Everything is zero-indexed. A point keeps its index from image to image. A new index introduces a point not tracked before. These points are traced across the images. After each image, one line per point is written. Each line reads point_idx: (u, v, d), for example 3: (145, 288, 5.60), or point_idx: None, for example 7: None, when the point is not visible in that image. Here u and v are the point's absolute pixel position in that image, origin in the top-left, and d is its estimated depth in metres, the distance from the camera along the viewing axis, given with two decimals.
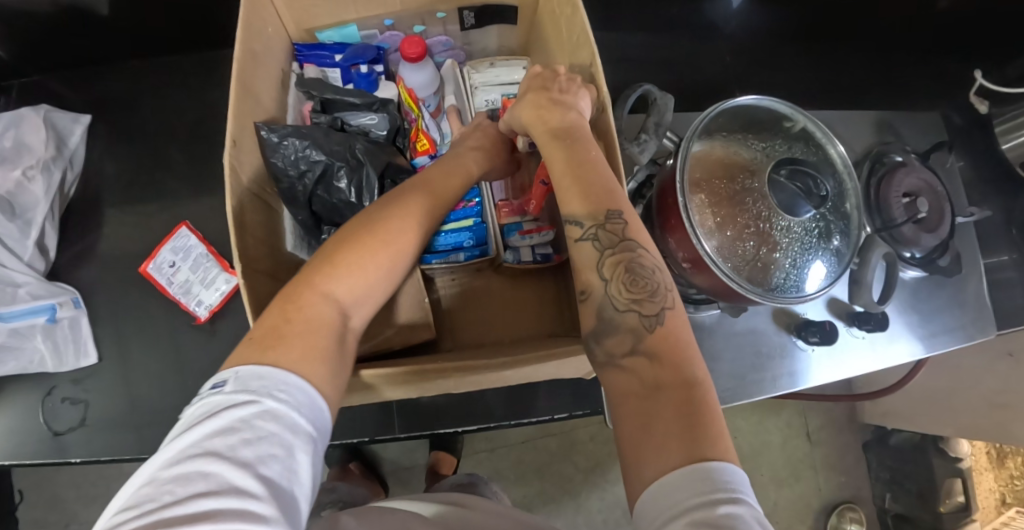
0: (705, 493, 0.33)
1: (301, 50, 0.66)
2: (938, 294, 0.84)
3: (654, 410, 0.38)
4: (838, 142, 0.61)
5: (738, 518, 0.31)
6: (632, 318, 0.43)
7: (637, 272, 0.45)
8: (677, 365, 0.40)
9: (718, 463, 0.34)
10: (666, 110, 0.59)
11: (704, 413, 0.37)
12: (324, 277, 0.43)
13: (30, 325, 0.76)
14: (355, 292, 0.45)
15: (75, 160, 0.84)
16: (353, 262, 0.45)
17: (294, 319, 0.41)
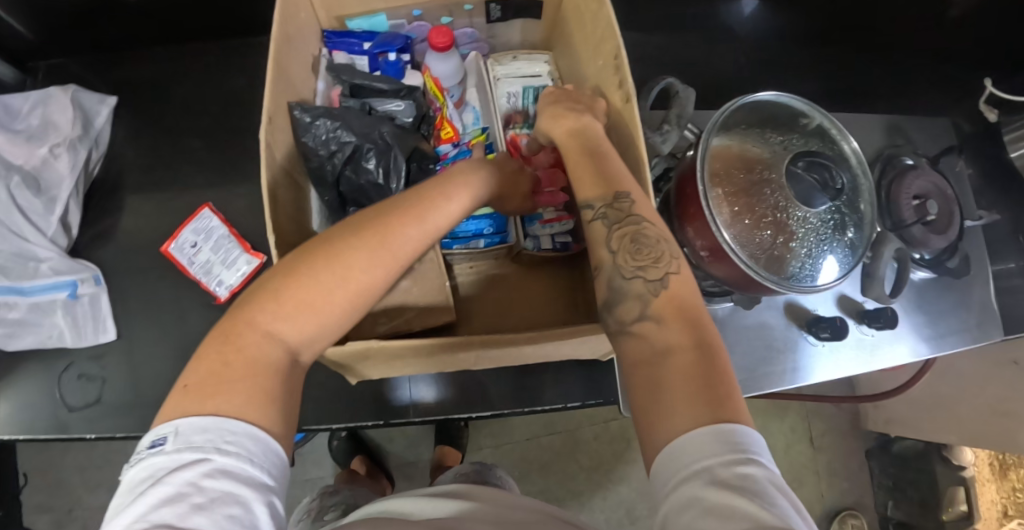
0: (722, 453, 0.33)
1: (331, 37, 0.68)
2: (946, 295, 0.85)
3: (665, 370, 0.38)
4: (851, 138, 0.62)
5: (756, 477, 0.33)
6: (639, 284, 0.44)
7: (642, 243, 0.46)
8: (687, 329, 0.41)
9: (733, 425, 0.35)
10: (688, 101, 0.61)
11: (714, 373, 0.38)
12: (265, 312, 0.39)
13: (51, 300, 0.77)
14: (304, 330, 0.40)
15: (100, 141, 0.86)
16: (306, 296, 0.39)
17: (231, 362, 0.37)
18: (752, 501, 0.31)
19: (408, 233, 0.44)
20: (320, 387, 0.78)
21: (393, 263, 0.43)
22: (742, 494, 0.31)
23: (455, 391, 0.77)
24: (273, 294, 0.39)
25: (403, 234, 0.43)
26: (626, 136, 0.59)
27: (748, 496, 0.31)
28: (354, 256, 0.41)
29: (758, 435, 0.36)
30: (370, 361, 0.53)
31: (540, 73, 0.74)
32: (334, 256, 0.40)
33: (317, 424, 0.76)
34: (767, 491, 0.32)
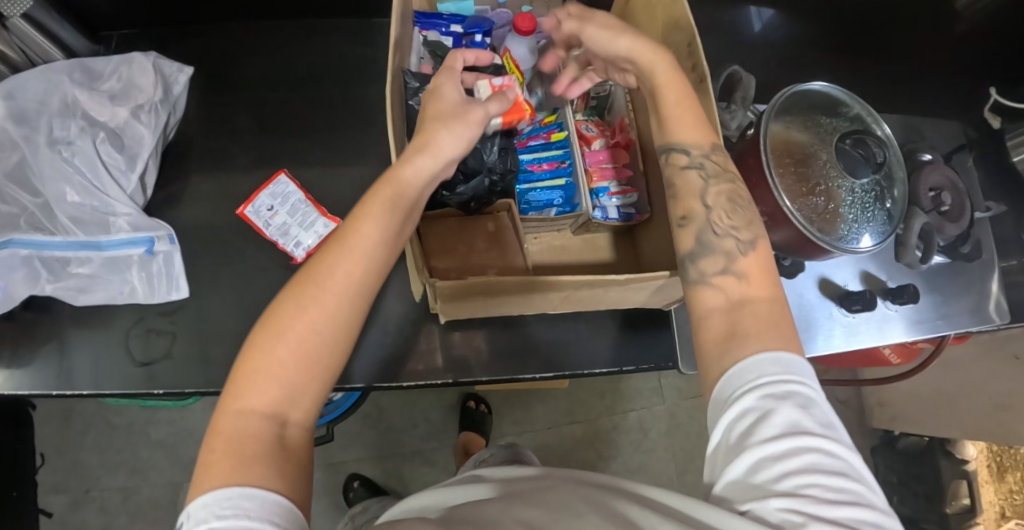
0: (779, 374, 0.42)
1: (421, 18, 0.75)
2: (958, 279, 0.93)
3: (745, 311, 0.46)
4: (886, 124, 0.69)
5: (806, 392, 0.41)
6: (729, 242, 0.52)
7: (735, 203, 0.54)
8: (768, 283, 0.49)
9: (788, 353, 0.43)
10: (750, 87, 0.71)
11: (784, 316, 0.46)
12: (237, 392, 0.42)
13: (127, 256, 0.80)
14: (274, 392, 0.42)
15: (177, 108, 0.90)
16: (260, 363, 0.43)
17: (217, 448, 0.40)
18: (803, 414, 0.40)
19: (335, 266, 0.46)
20: (383, 347, 0.81)
21: (325, 300, 0.45)
22: (795, 406, 0.40)
23: (513, 353, 0.82)
24: (235, 375, 0.43)
25: (326, 274, 0.45)
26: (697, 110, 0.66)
27: (798, 409, 0.40)
28: (284, 310, 0.44)
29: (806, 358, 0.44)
30: (473, 297, 0.58)
31: None
32: (270, 320, 0.44)
33: (383, 382, 0.79)
34: (814, 403, 0.41)
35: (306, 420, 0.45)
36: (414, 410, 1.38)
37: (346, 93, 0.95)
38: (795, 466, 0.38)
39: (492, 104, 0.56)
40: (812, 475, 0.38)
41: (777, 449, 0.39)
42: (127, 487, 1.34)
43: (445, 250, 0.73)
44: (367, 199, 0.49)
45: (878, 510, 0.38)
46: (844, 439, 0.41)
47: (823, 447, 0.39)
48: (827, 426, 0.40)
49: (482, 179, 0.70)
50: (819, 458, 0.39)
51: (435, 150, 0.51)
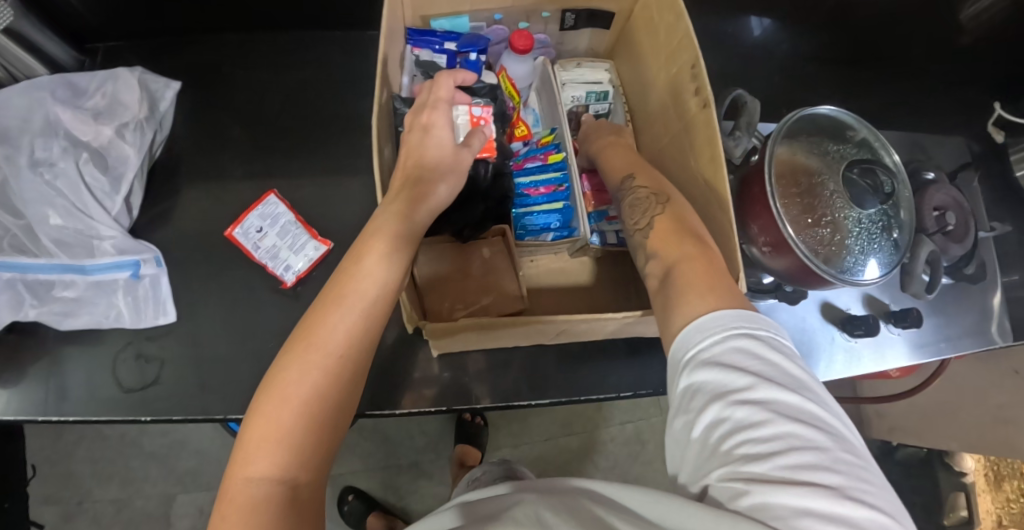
0: (704, 343, 0.44)
1: (413, 35, 0.71)
2: (960, 300, 0.92)
3: (674, 277, 0.50)
4: (894, 151, 0.67)
5: (733, 350, 0.43)
6: (637, 236, 0.58)
7: (636, 201, 0.60)
8: (679, 248, 0.53)
9: (709, 316, 0.45)
10: (755, 112, 0.66)
11: (718, 279, 0.49)
12: (241, 462, 0.42)
13: (113, 280, 0.79)
14: (278, 456, 0.42)
15: (164, 125, 0.87)
16: (266, 428, 0.43)
17: (227, 517, 0.40)
18: (728, 373, 0.41)
19: (333, 328, 0.45)
20: (376, 372, 0.79)
21: (325, 362, 0.44)
22: (720, 369, 0.42)
23: (507, 379, 0.81)
24: (241, 444, 0.43)
25: (323, 331, 0.45)
26: (699, 136, 0.63)
27: (724, 369, 0.42)
28: (286, 378, 0.44)
29: (736, 311, 0.45)
30: (465, 336, 0.55)
31: (602, 79, 0.80)
32: (273, 386, 0.44)
33: (376, 409, 0.77)
34: (743, 358, 0.42)
35: (317, 484, 0.44)
36: (409, 422, 1.37)
37: (337, 108, 0.92)
38: (727, 428, 0.40)
39: (473, 142, 0.58)
40: (742, 432, 0.39)
41: (706, 417, 0.41)
42: (119, 500, 1.32)
43: (437, 277, 0.69)
44: (356, 255, 0.48)
45: (821, 450, 0.38)
46: (782, 384, 0.41)
47: (753, 398, 0.40)
48: (757, 376, 0.41)
49: (479, 206, 0.68)
50: (748, 412, 0.39)
51: (413, 202, 0.51)
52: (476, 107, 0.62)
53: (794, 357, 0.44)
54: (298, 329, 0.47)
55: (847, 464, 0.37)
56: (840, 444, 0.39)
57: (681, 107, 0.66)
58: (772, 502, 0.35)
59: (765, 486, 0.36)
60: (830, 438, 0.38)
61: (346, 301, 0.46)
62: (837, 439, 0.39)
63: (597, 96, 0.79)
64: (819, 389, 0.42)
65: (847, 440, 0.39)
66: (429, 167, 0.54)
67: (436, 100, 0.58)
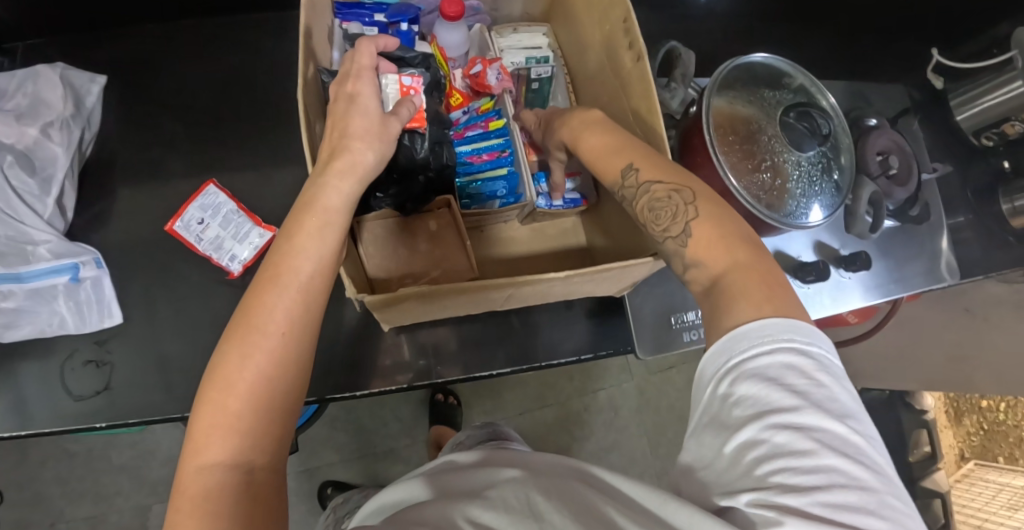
0: (747, 349, 0.40)
1: (341, 8, 0.70)
2: (908, 241, 0.94)
3: (716, 295, 0.45)
4: (830, 95, 0.68)
5: (781, 364, 0.39)
6: (670, 243, 0.50)
7: (656, 205, 0.51)
8: (727, 251, 0.46)
9: (759, 322, 0.40)
10: (690, 63, 0.68)
11: (760, 274, 0.44)
12: (192, 451, 0.41)
13: (50, 286, 0.75)
14: (231, 441, 0.41)
15: (92, 121, 0.84)
16: (212, 419, 0.41)
17: (182, 509, 0.39)
18: (768, 389, 0.38)
19: (270, 308, 0.44)
20: (336, 357, 0.78)
21: (269, 343, 0.43)
22: (763, 383, 0.38)
23: (471, 351, 0.81)
24: (190, 437, 0.41)
25: (264, 312, 0.44)
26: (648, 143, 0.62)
27: (768, 385, 0.38)
28: (228, 363, 0.42)
29: (791, 320, 0.40)
30: (409, 304, 0.55)
31: (540, 43, 0.80)
32: (215, 373, 0.42)
33: (338, 392, 0.76)
34: (790, 373, 0.38)
35: (274, 463, 0.43)
36: (383, 409, 1.37)
37: (275, 92, 0.89)
38: (763, 450, 0.36)
39: (402, 111, 0.56)
40: (782, 459, 0.35)
41: (743, 432, 0.37)
42: (93, 516, 1.29)
43: (384, 255, 0.69)
44: (289, 232, 0.47)
45: (867, 492, 0.34)
46: (832, 411, 0.37)
47: (798, 423, 0.36)
48: (804, 396, 0.37)
49: (417, 177, 0.65)
50: (791, 436, 0.36)
51: (347, 171, 0.50)
52: (404, 76, 0.61)
53: (847, 381, 0.40)
54: (239, 308, 0.45)
55: (894, 515, 0.34)
56: (885, 486, 0.35)
57: (617, 63, 0.66)
58: None
59: (801, 520, 0.32)
60: (878, 479, 0.35)
61: (282, 281, 0.45)
62: (883, 481, 0.35)
63: (537, 60, 0.78)
64: (866, 419, 0.39)
65: (891, 478, 0.36)
66: (366, 136, 0.51)
67: (359, 68, 0.55)
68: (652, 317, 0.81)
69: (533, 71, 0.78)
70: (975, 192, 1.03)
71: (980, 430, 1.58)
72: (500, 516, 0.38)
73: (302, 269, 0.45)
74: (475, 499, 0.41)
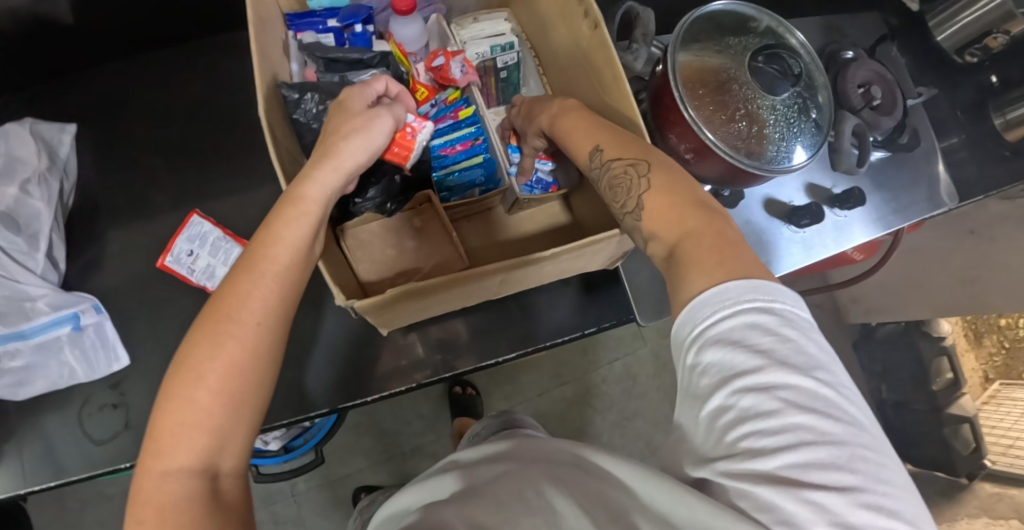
0: (708, 317, 0.39)
1: (294, 20, 0.69)
2: (903, 171, 0.94)
3: (678, 258, 0.45)
4: (797, 32, 0.67)
5: (743, 324, 0.38)
6: (629, 221, 0.51)
7: (616, 183, 0.51)
8: (678, 221, 0.46)
9: (716, 287, 0.40)
10: (650, 21, 0.66)
11: (727, 240, 0.44)
12: (154, 455, 0.39)
13: (55, 338, 0.76)
14: (195, 446, 0.39)
15: (69, 171, 0.84)
16: (178, 415, 0.40)
17: (145, 518, 0.37)
18: (732, 354, 0.37)
19: (246, 299, 0.43)
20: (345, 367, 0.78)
21: (246, 335, 0.42)
22: (727, 346, 0.38)
23: (478, 341, 0.81)
24: (152, 434, 0.40)
25: (240, 300, 0.43)
26: (618, 112, 0.61)
27: (730, 349, 0.37)
28: (196, 355, 0.41)
29: (745, 280, 0.40)
30: (400, 303, 0.55)
31: (503, 30, 0.78)
32: (183, 370, 0.41)
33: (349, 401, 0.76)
34: (753, 332, 0.37)
35: (237, 471, 0.42)
36: (404, 409, 1.38)
37: (245, 110, 0.89)
38: (732, 415, 0.36)
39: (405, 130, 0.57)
40: (748, 423, 0.35)
41: (709, 402, 0.37)
42: None
43: (374, 258, 0.70)
44: (271, 223, 0.46)
45: (836, 444, 0.33)
46: (799, 365, 0.36)
47: (764, 382, 0.35)
48: (769, 356, 0.36)
49: (391, 176, 0.66)
50: (757, 399, 0.35)
51: (337, 165, 0.50)
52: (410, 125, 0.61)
53: (816, 330, 0.39)
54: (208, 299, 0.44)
55: (868, 464, 0.33)
56: (857, 433, 0.34)
57: (575, 33, 0.66)
58: (777, 505, 0.32)
59: (769, 485, 0.33)
60: (850, 428, 0.34)
61: (258, 270, 0.44)
62: (855, 430, 0.34)
63: (503, 48, 0.76)
64: (839, 365, 0.37)
65: (867, 428, 0.35)
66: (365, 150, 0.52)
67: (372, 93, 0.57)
68: (647, 284, 0.82)
69: (499, 60, 0.77)
70: (965, 110, 1.02)
71: (1002, 350, 1.58)
72: (493, 509, 0.36)
73: (279, 264, 0.45)
74: (472, 496, 0.39)
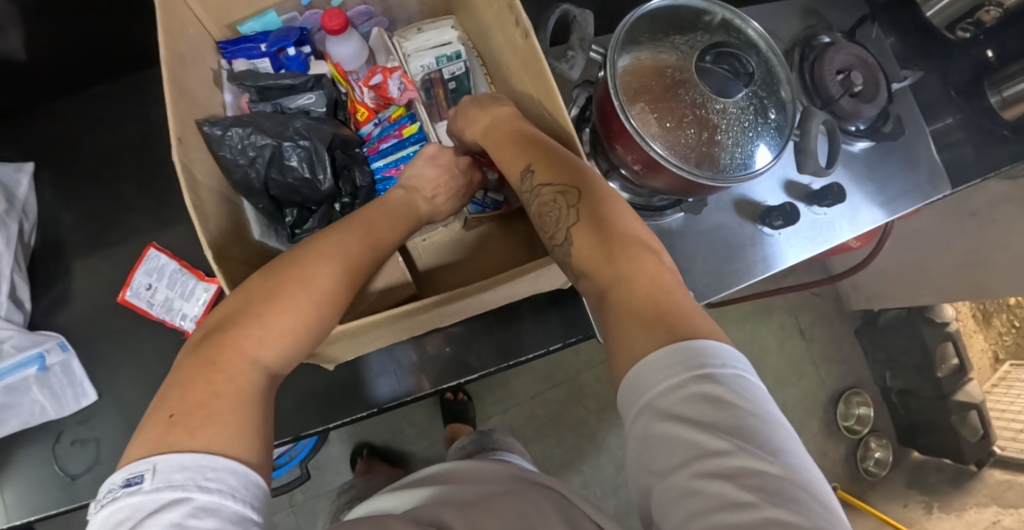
0: (658, 385, 0.38)
1: (228, 47, 0.69)
2: (892, 160, 0.90)
3: (610, 306, 0.44)
4: (753, 21, 0.62)
5: (699, 397, 0.37)
6: (559, 251, 0.50)
7: (544, 212, 0.50)
8: (610, 264, 0.45)
9: (672, 347, 0.38)
10: (587, 24, 0.62)
11: (659, 291, 0.42)
12: (249, 337, 0.43)
13: (22, 379, 0.75)
14: (283, 354, 0.45)
15: (28, 209, 0.84)
16: (293, 325, 0.45)
17: (223, 389, 0.40)
18: (692, 431, 0.36)
19: (359, 258, 0.53)
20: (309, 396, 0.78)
21: (357, 283, 0.52)
22: (683, 423, 0.36)
23: (443, 362, 0.81)
24: (255, 319, 0.44)
25: (355, 255, 0.53)
26: (554, 127, 0.58)
27: (687, 425, 0.36)
28: (325, 285, 0.49)
29: (691, 342, 0.38)
30: (338, 342, 0.54)
31: (450, 38, 0.74)
32: (310, 281, 0.48)
33: (310, 429, 0.78)
34: (711, 405, 0.36)
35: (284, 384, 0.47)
36: (396, 418, 1.38)
37: None
38: (700, 503, 0.34)
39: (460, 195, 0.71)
40: (719, 512, 0.33)
41: (674, 485, 0.36)
42: None
43: None
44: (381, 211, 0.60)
45: None
46: (762, 448, 0.35)
47: (729, 467, 0.35)
48: (730, 435, 0.36)
49: (327, 207, 0.69)
50: (725, 485, 0.34)
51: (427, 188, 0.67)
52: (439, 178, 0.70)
53: (770, 404, 0.38)
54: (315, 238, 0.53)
55: None
56: (832, 526, 0.33)
57: (511, 41, 0.62)
58: None
59: None
60: (823, 514, 0.33)
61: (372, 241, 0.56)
62: (829, 519, 0.33)
63: (449, 58, 0.73)
64: (799, 446, 0.37)
65: (838, 516, 0.34)
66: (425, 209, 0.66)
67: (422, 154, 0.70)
68: None
69: (446, 71, 0.74)
70: (959, 89, 0.96)
71: (1011, 329, 1.52)
72: (496, 517, 0.43)
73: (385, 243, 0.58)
74: (464, 507, 0.45)
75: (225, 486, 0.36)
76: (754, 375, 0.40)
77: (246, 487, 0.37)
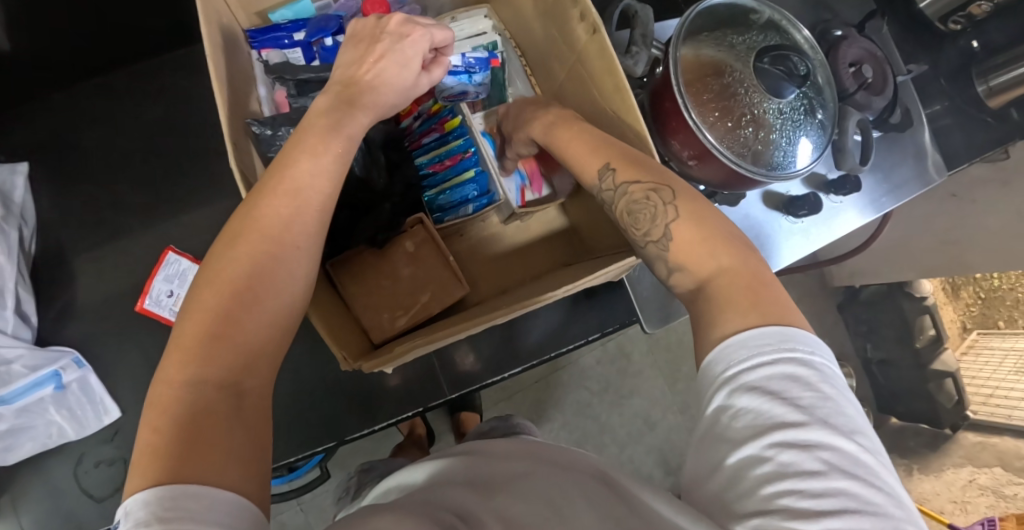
0: (742, 362, 0.39)
1: (258, 36, 0.67)
2: (893, 150, 0.96)
3: (708, 295, 0.45)
4: (802, 26, 0.63)
5: (783, 375, 0.37)
6: (651, 247, 0.50)
7: (635, 207, 0.50)
8: (709, 256, 0.46)
9: (772, 327, 0.39)
10: (649, 20, 0.62)
11: (757, 284, 0.43)
12: (177, 361, 0.38)
13: (37, 400, 0.72)
14: (223, 363, 0.39)
15: (26, 215, 0.78)
16: (213, 326, 0.39)
17: (162, 427, 0.36)
18: (772, 403, 0.36)
19: (284, 220, 0.45)
20: None
21: (289, 255, 0.44)
22: (765, 396, 0.37)
23: None
24: (176, 345, 0.39)
25: (276, 218, 0.44)
26: (621, 125, 0.59)
27: (770, 399, 0.37)
28: (241, 268, 0.42)
29: (779, 327, 0.39)
30: (410, 347, 0.53)
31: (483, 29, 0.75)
32: (226, 278, 0.41)
33: (353, 434, 0.84)
34: (793, 383, 0.37)
35: (263, 388, 0.41)
36: None
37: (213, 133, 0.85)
38: (767, 470, 0.35)
39: (433, 71, 0.57)
40: (787, 480, 0.34)
41: (741, 453, 0.36)
42: None
43: (375, 291, 0.66)
44: (309, 151, 0.48)
45: (877, 515, 0.32)
46: (841, 429, 0.35)
47: (803, 440, 0.35)
48: (811, 412, 0.36)
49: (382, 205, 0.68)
50: (798, 456, 0.34)
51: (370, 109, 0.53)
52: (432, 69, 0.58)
53: (849, 393, 0.38)
54: (235, 213, 0.45)
55: None
56: (898, 512, 0.33)
57: (568, 38, 0.62)
58: None
59: None
60: (887, 496, 0.34)
61: (295, 195, 0.46)
62: (894, 503, 0.33)
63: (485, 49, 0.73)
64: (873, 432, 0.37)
65: (905, 505, 0.34)
66: (375, 110, 0.53)
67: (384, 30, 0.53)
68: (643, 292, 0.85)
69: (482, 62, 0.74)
70: (949, 77, 1.00)
71: (978, 300, 1.62)
72: (523, 502, 0.38)
73: (311, 195, 0.47)
74: (495, 494, 0.40)
75: (187, 510, 0.31)
76: (837, 367, 0.40)
77: (213, 507, 0.32)
